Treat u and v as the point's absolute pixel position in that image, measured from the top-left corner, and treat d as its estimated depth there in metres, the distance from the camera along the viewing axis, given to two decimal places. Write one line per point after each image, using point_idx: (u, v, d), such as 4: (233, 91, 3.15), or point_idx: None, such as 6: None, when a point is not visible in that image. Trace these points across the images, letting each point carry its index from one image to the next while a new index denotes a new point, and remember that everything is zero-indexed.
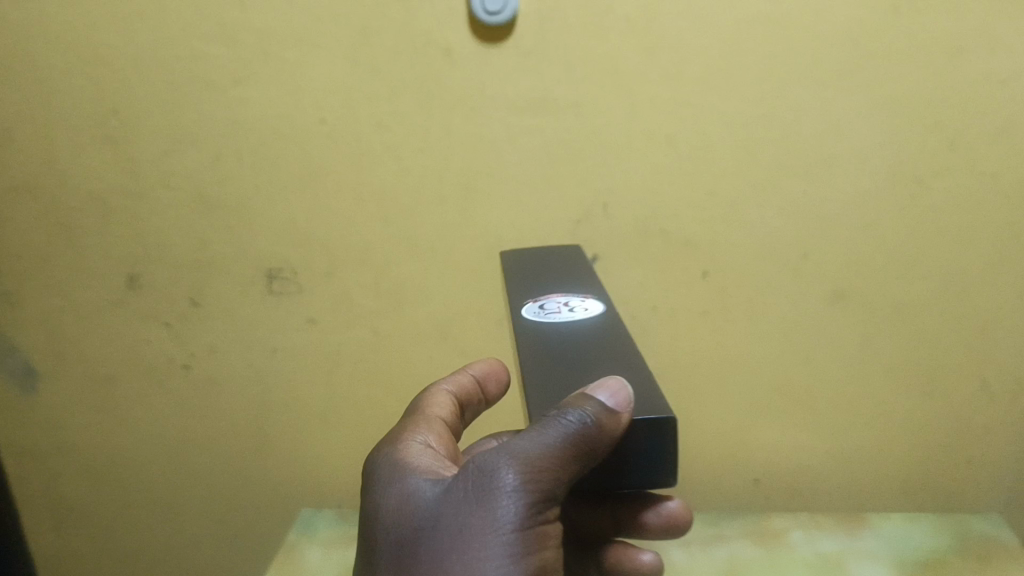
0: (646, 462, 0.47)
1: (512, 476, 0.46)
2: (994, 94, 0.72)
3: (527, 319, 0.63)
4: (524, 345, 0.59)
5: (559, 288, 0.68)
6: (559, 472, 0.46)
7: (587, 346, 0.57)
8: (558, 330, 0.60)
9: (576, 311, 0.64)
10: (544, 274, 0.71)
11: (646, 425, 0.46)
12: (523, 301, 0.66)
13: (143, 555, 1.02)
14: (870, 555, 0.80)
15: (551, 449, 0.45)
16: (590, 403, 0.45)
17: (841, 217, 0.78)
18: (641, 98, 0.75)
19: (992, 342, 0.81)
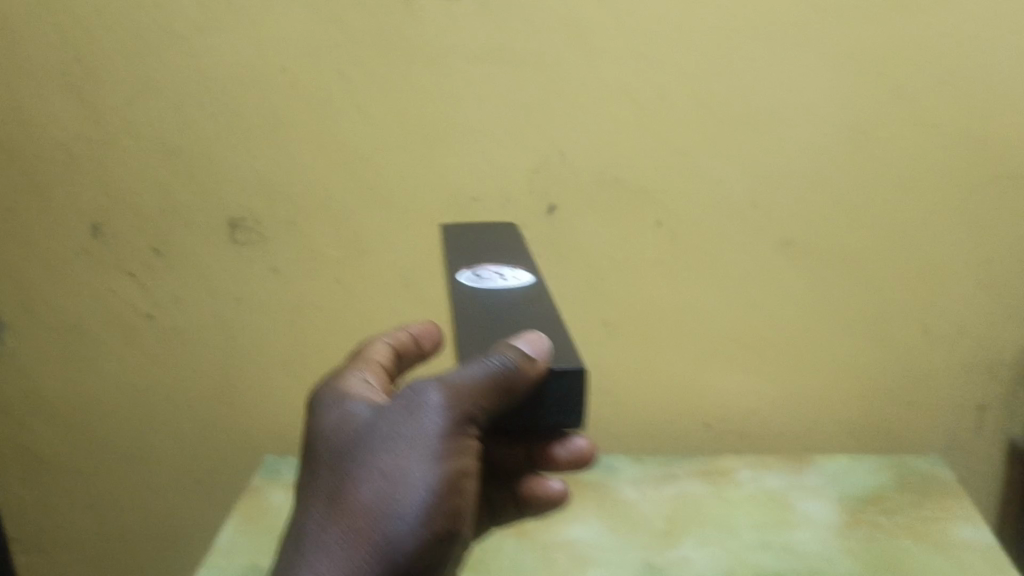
0: (558, 414, 0.46)
1: (436, 405, 0.44)
2: (933, 46, 0.75)
3: (462, 285, 0.59)
4: (458, 311, 0.55)
5: (493, 258, 0.65)
6: (480, 407, 0.44)
7: (515, 316, 0.54)
8: (487, 298, 0.57)
9: (506, 280, 0.60)
10: (484, 246, 0.69)
11: (565, 377, 0.45)
12: (458, 267, 0.63)
13: (102, 509, 0.98)
14: (815, 491, 0.83)
15: (474, 382, 0.44)
16: (511, 350, 0.44)
17: (787, 167, 0.79)
18: (596, 50, 0.76)
19: (938, 285, 0.84)
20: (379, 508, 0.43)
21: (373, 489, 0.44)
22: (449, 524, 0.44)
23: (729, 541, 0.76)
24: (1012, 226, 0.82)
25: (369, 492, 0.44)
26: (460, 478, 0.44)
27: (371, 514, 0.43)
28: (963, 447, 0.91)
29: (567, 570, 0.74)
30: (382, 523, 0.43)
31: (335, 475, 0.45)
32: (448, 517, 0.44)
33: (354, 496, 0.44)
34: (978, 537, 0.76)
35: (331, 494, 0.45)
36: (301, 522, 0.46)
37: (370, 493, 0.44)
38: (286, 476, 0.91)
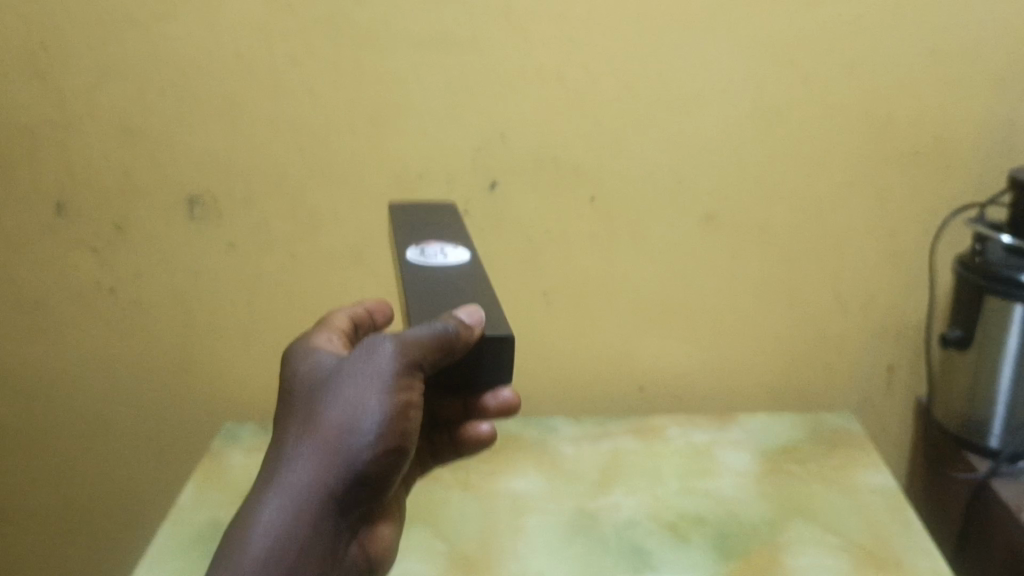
0: (490, 371, 0.54)
1: (389, 353, 0.50)
2: (838, 34, 0.82)
3: (410, 260, 0.65)
4: (408, 284, 0.61)
5: (434, 237, 0.71)
6: (425, 361, 0.50)
7: (458, 289, 0.60)
8: (431, 275, 0.63)
9: (448, 257, 0.66)
10: (422, 224, 0.75)
11: (498, 342, 0.53)
12: (404, 245, 0.68)
13: (68, 475, 1.02)
14: (736, 444, 0.92)
15: (421, 339, 0.50)
16: (453, 318, 0.51)
17: (708, 145, 0.86)
18: (531, 36, 0.82)
19: (847, 254, 0.91)
20: (342, 427, 0.50)
21: (336, 413, 0.51)
22: (398, 445, 0.51)
23: (655, 489, 0.84)
24: (915, 200, 0.89)
25: (332, 415, 0.51)
26: (408, 410, 0.51)
27: (334, 433, 0.50)
28: (875, 404, 0.99)
29: (507, 516, 0.80)
30: (342, 440, 0.50)
31: (306, 402, 0.52)
32: (397, 439, 0.51)
33: (320, 420, 0.51)
34: (881, 482, 0.85)
35: (302, 417, 0.52)
36: (276, 442, 0.53)
37: (333, 415, 0.51)
38: (245, 440, 0.96)
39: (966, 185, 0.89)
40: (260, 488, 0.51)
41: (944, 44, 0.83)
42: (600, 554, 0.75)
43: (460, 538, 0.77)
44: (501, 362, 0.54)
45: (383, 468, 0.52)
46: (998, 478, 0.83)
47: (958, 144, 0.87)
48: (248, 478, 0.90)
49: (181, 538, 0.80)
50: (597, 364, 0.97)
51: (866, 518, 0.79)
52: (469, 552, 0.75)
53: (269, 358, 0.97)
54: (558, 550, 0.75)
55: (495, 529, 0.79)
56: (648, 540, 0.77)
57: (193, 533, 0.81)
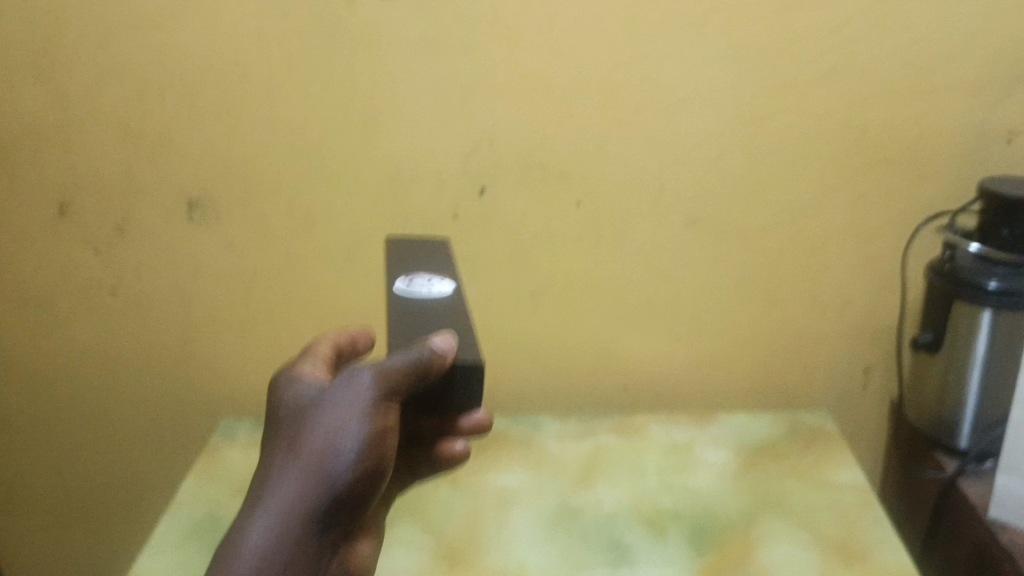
0: (462, 396, 0.58)
1: (368, 381, 0.54)
2: (817, 46, 0.85)
3: (396, 292, 0.69)
4: (393, 314, 0.65)
5: (422, 267, 0.74)
6: (402, 388, 0.54)
7: (440, 319, 0.64)
8: (415, 305, 0.66)
9: (433, 288, 0.70)
10: (411, 256, 0.78)
11: (470, 368, 0.56)
12: (394, 275, 0.72)
13: (69, 466, 1.05)
14: (714, 441, 0.96)
15: (397, 367, 0.54)
16: (427, 346, 0.55)
17: (690, 151, 0.89)
18: (519, 46, 0.85)
19: (824, 257, 0.95)
20: (324, 450, 0.54)
21: (319, 437, 0.54)
22: (376, 467, 0.54)
23: (635, 482, 0.88)
24: (889, 206, 0.92)
25: (315, 439, 0.54)
26: (386, 433, 0.54)
27: (316, 457, 0.54)
28: (850, 403, 1.03)
29: (493, 511, 0.84)
30: (325, 462, 0.53)
31: (291, 429, 0.56)
32: (376, 461, 0.54)
33: (304, 444, 0.54)
34: (852, 479, 0.88)
35: (287, 443, 0.55)
36: (262, 469, 0.56)
37: (316, 439, 0.54)
38: (242, 434, 0.99)
39: (938, 192, 0.92)
40: (248, 512, 0.54)
41: (919, 55, 0.86)
42: (581, 547, 0.78)
43: (447, 531, 0.81)
44: (472, 387, 0.57)
45: (362, 489, 0.55)
46: (965, 477, 0.86)
47: (931, 153, 0.90)
48: (244, 472, 0.93)
49: (179, 529, 0.83)
50: (582, 364, 1.00)
51: (837, 513, 0.83)
52: (457, 544, 0.79)
53: (265, 355, 1.00)
54: (540, 543, 0.79)
55: (481, 522, 0.82)
56: (627, 533, 0.80)
57: (190, 525, 0.84)
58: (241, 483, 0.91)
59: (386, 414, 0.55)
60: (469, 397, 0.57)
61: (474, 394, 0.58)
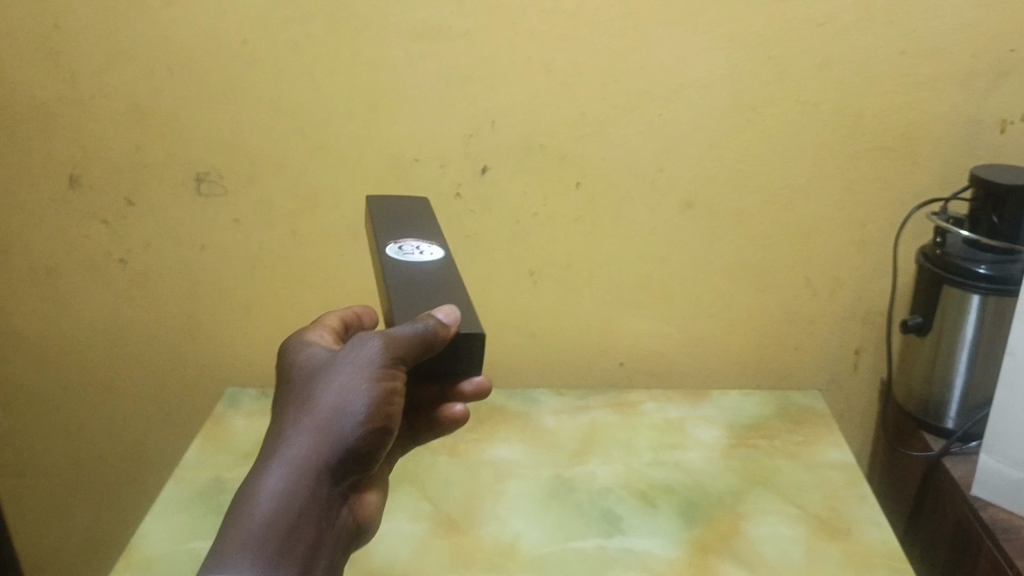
0: (464, 364, 0.61)
1: (376, 348, 0.56)
2: (813, 34, 0.87)
3: (390, 258, 0.70)
4: (390, 281, 0.67)
5: (412, 233, 0.76)
6: (409, 355, 0.56)
7: (434, 287, 0.66)
8: (408, 273, 0.68)
9: (424, 255, 0.71)
10: (403, 220, 0.79)
11: (472, 337, 0.59)
12: (384, 241, 0.73)
13: (78, 433, 1.08)
14: (707, 419, 0.98)
15: (405, 335, 0.56)
16: (431, 318, 0.57)
17: (687, 136, 0.91)
18: (521, 29, 0.86)
19: (817, 241, 0.97)
20: (336, 407, 0.55)
21: (330, 395, 0.56)
22: (384, 426, 0.56)
23: (629, 458, 0.90)
24: (882, 192, 0.94)
25: (326, 397, 0.56)
26: (393, 396, 0.56)
27: (328, 413, 0.55)
28: (841, 383, 1.05)
29: (489, 481, 0.86)
30: (336, 418, 0.55)
31: (302, 391, 0.57)
32: (384, 421, 0.56)
33: (315, 402, 0.56)
34: (840, 458, 0.91)
35: (299, 402, 0.57)
36: (273, 428, 0.57)
37: (327, 397, 0.56)
38: (246, 405, 1.02)
39: (931, 179, 0.94)
40: (260, 467, 0.55)
41: (914, 44, 0.88)
42: (575, 518, 0.81)
43: (444, 500, 0.83)
44: (472, 355, 0.60)
45: (370, 448, 0.56)
46: (950, 456, 0.89)
47: (924, 141, 0.92)
48: (248, 440, 0.95)
49: (185, 495, 0.86)
50: (579, 342, 1.03)
51: (824, 490, 0.85)
52: (454, 513, 0.81)
53: (269, 328, 1.02)
54: (536, 513, 0.82)
55: (478, 492, 0.85)
56: (619, 506, 0.83)
57: (196, 490, 0.86)
58: (245, 451, 0.93)
59: (392, 380, 0.56)
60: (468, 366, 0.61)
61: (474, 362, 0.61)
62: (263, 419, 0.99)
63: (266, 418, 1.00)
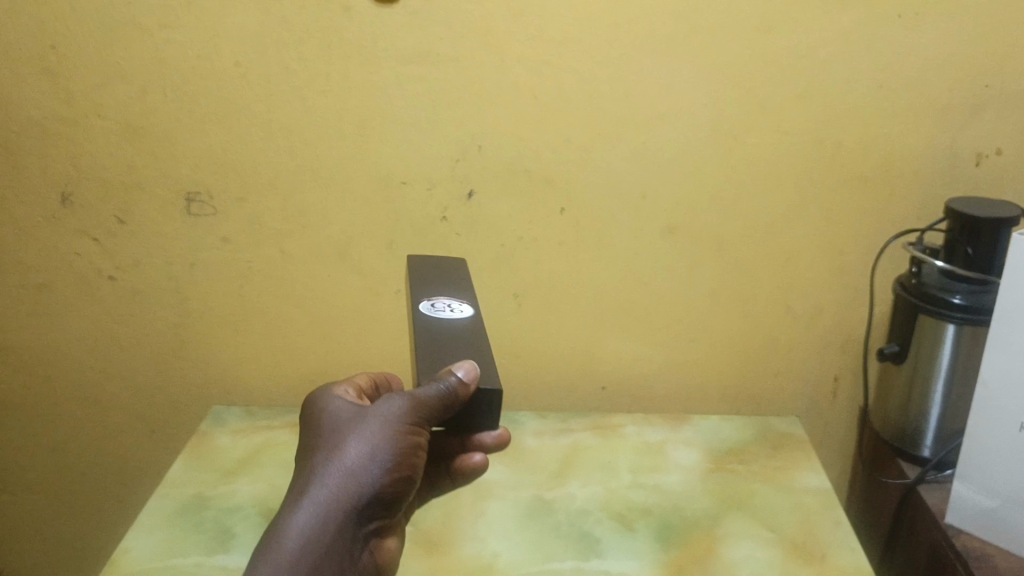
0: (483, 421, 0.64)
1: (403, 404, 0.61)
2: (794, 67, 0.89)
3: (422, 313, 0.74)
4: (421, 337, 0.70)
5: (444, 289, 0.79)
6: (432, 412, 0.60)
7: (462, 343, 0.70)
8: (439, 328, 0.72)
9: (455, 311, 0.75)
10: (434, 278, 0.83)
11: (491, 394, 0.63)
12: (418, 297, 0.78)
13: (63, 448, 1.08)
14: (686, 442, 1.00)
15: (430, 396, 0.60)
16: (451, 376, 0.61)
17: (670, 163, 0.93)
18: (509, 57, 0.88)
19: (797, 269, 0.99)
20: (364, 454, 0.60)
21: (358, 443, 0.60)
22: (407, 475, 0.61)
23: (609, 480, 0.92)
24: (861, 223, 0.96)
25: (355, 444, 0.60)
26: (417, 448, 0.61)
27: (357, 459, 0.60)
28: (821, 410, 1.07)
29: (470, 501, 0.88)
30: (364, 465, 0.59)
31: (330, 435, 0.62)
32: (408, 470, 0.61)
33: (344, 447, 0.60)
34: (817, 483, 0.92)
35: (327, 446, 0.61)
36: (301, 467, 0.61)
37: (356, 444, 0.60)
38: (232, 422, 1.03)
39: (909, 210, 0.95)
40: (289, 503, 0.59)
41: (893, 78, 0.89)
42: (553, 538, 0.82)
43: (424, 519, 0.84)
44: (491, 405, 0.63)
45: (393, 493, 0.61)
46: (925, 483, 0.90)
47: (903, 172, 0.94)
48: (231, 457, 0.96)
49: (165, 509, 0.87)
50: (562, 365, 1.04)
51: (799, 514, 0.86)
52: (434, 533, 0.83)
53: (256, 347, 1.03)
54: (515, 533, 0.83)
55: (458, 512, 0.86)
56: (597, 527, 0.84)
57: (177, 505, 0.87)
58: (227, 468, 0.94)
59: (416, 433, 0.61)
60: (487, 421, 0.64)
61: (494, 411, 0.64)
62: (247, 436, 1.00)
63: (250, 435, 1.01)
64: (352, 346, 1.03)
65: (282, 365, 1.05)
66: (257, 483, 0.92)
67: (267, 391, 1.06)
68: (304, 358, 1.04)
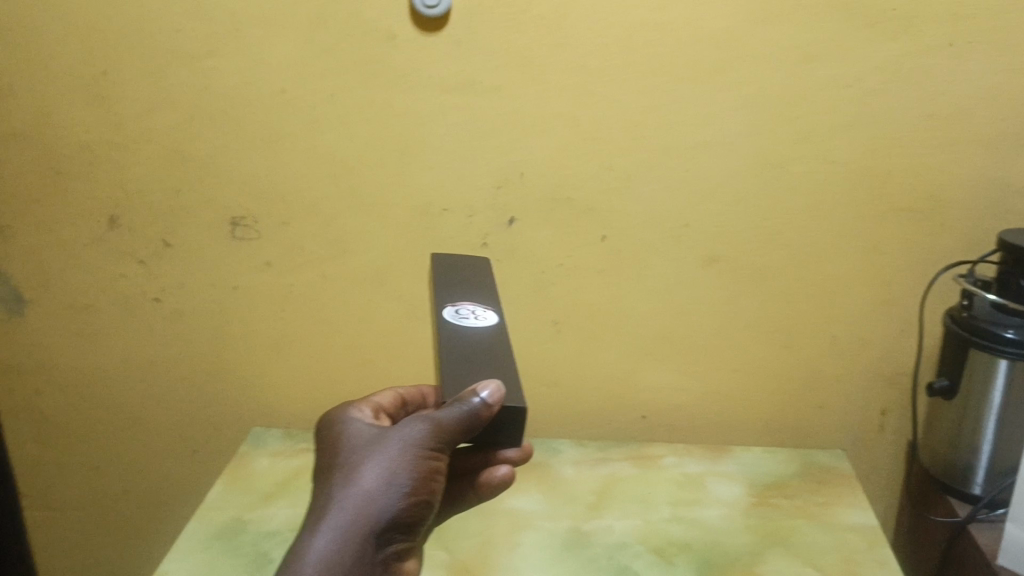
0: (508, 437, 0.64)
1: (422, 430, 0.60)
2: (841, 95, 0.87)
3: (446, 320, 0.73)
4: (444, 344, 0.70)
5: (467, 295, 0.79)
6: (453, 437, 0.60)
7: (487, 353, 0.69)
8: (463, 336, 0.71)
9: (479, 319, 0.74)
10: (461, 280, 0.82)
11: (514, 412, 0.62)
12: (442, 303, 0.76)
13: (105, 466, 1.09)
14: (728, 475, 0.99)
15: (450, 418, 0.60)
16: (473, 398, 0.60)
17: (713, 192, 0.92)
18: (552, 85, 0.88)
19: (843, 301, 0.97)
20: (383, 479, 0.59)
21: (376, 467, 0.60)
22: (426, 499, 0.61)
23: (648, 514, 0.90)
24: (909, 254, 0.94)
25: (373, 468, 0.60)
26: (436, 473, 0.61)
27: (375, 484, 0.59)
28: (866, 444, 1.04)
29: (505, 531, 0.87)
30: (382, 490, 0.59)
31: (348, 459, 0.62)
32: (427, 494, 0.61)
33: (362, 471, 0.60)
34: (861, 521, 0.90)
35: (345, 469, 0.61)
36: (319, 492, 0.61)
37: (374, 468, 0.60)
38: (271, 445, 1.03)
39: (960, 241, 0.93)
40: (308, 528, 0.59)
41: (943, 107, 0.88)
42: (590, 571, 0.81)
43: (460, 549, 0.84)
44: (512, 425, 0.63)
45: (412, 518, 0.61)
46: (976, 523, 0.87)
47: (953, 203, 0.92)
48: (268, 481, 0.97)
49: (205, 532, 0.87)
50: (600, 395, 1.04)
51: (843, 553, 0.84)
52: (469, 564, 0.82)
53: (296, 371, 1.04)
54: (552, 565, 0.82)
55: (493, 542, 0.85)
56: (635, 561, 0.83)
57: (215, 528, 0.88)
58: (265, 492, 0.95)
59: (436, 459, 0.61)
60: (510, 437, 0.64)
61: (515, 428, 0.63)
62: (285, 460, 1.00)
63: (290, 458, 1.01)
64: (390, 372, 1.03)
65: (321, 390, 1.05)
66: (294, 507, 0.92)
67: (305, 415, 1.07)
68: (343, 383, 1.04)
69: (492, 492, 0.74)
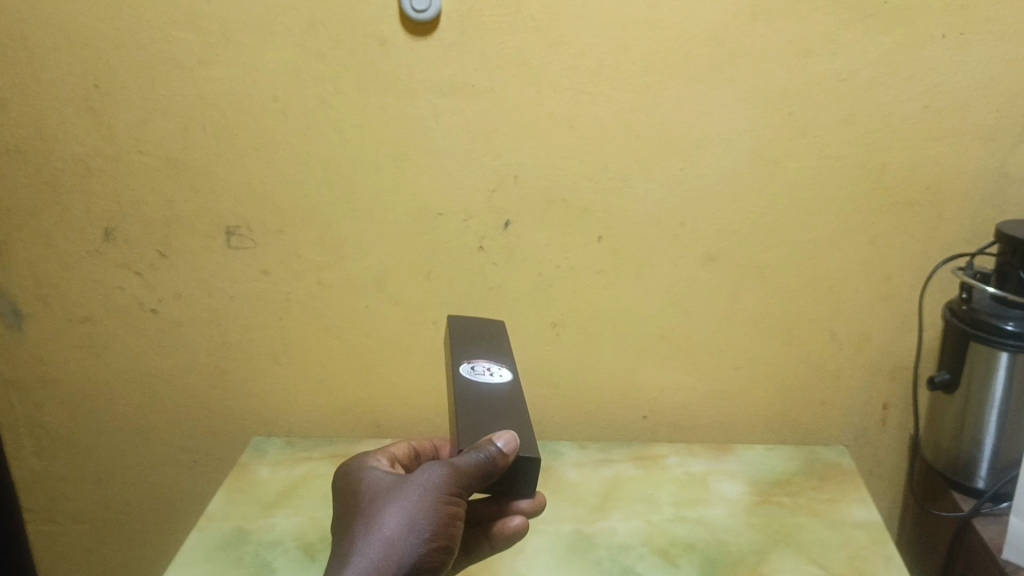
0: (521, 486, 0.65)
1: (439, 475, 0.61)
2: (835, 89, 0.87)
3: (461, 375, 0.74)
4: (459, 399, 0.70)
5: (481, 352, 0.79)
6: (469, 482, 0.60)
7: (502, 409, 0.70)
8: (479, 392, 0.72)
9: (494, 376, 0.75)
10: (474, 339, 0.82)
11: (528, 461, 0.63)
12: (458, 359, 0.77)
13: (107, 477, 1.09)
14: (731, 474, 0.98)
15: (469, 464, 0.60)
16: (490, 446, 0.61)
17: (710, 190, 0.91)
18: (545, 86, 0.87)
19: (842, 295, 0.96)
20: (403, 524, 0.59)
21: (397, 513, 0.60)
22: (446, 544, 0.60)
23: (651, 514, 0.90)
24: (908, 247, 0.94)
25: (393, 515, 0.60)
26: (455, 518, 0.60)
27: (397, 529, 0.59)
28: (868, 439, 1.04)
29: None
30: (402, 535, 0.59)
31: (369, 507, 0.62)
32: (446, 540, 0.60)
33: (383, 518, 0.60)
34: (866, 517, 0.89)
35: (366, 518, 0.61)
36: (342, 540, 0.61)
37: (395, 514, 0.60)
38: (272, 453, 1.03)
39: (957, 234, 0.93)
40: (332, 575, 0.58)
41: (939, 99, 0.87)
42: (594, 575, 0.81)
43: None
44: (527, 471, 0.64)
45: (432, 564, 0.60)
46: (981, 517, 0.87)
47: (950, 195, 0.91)
48: (271, 490, 0.96)
49: (207, 543, 0.86)
50: (601, 396, 1.03)
51: (849, 550, 0.84)
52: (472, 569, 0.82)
53: (295, 378, 1.03)
54: (556, 569, 0.82)
55: None
56: (639, 562, 0.82)
57: (218, 538, 0.87)
58: (269, 500, 0.94)
59: (454, 505, 0.61)
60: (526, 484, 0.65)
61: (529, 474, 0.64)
62: (287, 468, 1.00)
63: (291, 467, 1.01)
64: (390, 377, 1.03)
65: (322, 397, 1.05)
66: (297, 516, 0.92)
67: (305, 422, 1.06)
68: (342, 390, 1.04)
69: (507, 541, 0.75)
